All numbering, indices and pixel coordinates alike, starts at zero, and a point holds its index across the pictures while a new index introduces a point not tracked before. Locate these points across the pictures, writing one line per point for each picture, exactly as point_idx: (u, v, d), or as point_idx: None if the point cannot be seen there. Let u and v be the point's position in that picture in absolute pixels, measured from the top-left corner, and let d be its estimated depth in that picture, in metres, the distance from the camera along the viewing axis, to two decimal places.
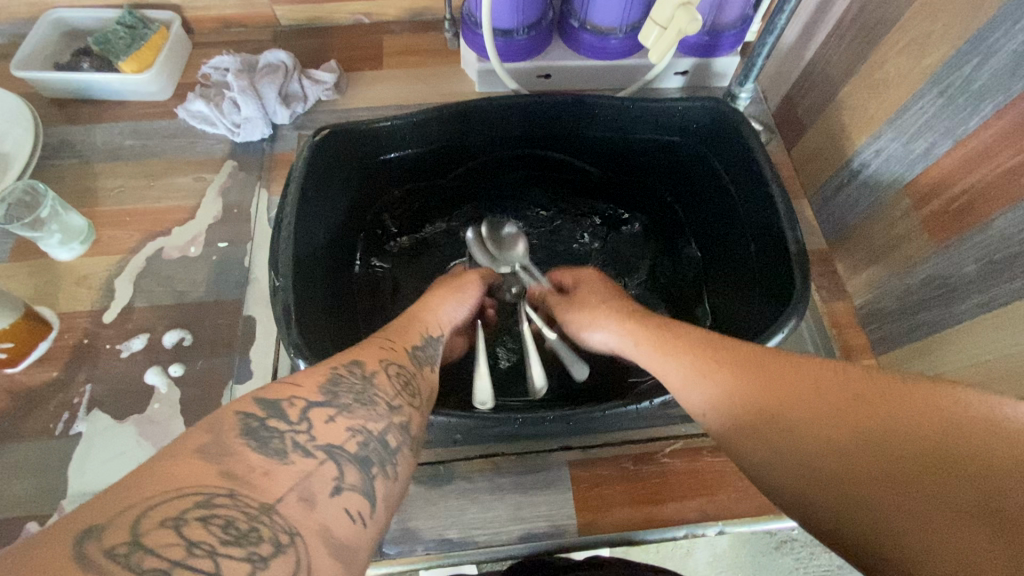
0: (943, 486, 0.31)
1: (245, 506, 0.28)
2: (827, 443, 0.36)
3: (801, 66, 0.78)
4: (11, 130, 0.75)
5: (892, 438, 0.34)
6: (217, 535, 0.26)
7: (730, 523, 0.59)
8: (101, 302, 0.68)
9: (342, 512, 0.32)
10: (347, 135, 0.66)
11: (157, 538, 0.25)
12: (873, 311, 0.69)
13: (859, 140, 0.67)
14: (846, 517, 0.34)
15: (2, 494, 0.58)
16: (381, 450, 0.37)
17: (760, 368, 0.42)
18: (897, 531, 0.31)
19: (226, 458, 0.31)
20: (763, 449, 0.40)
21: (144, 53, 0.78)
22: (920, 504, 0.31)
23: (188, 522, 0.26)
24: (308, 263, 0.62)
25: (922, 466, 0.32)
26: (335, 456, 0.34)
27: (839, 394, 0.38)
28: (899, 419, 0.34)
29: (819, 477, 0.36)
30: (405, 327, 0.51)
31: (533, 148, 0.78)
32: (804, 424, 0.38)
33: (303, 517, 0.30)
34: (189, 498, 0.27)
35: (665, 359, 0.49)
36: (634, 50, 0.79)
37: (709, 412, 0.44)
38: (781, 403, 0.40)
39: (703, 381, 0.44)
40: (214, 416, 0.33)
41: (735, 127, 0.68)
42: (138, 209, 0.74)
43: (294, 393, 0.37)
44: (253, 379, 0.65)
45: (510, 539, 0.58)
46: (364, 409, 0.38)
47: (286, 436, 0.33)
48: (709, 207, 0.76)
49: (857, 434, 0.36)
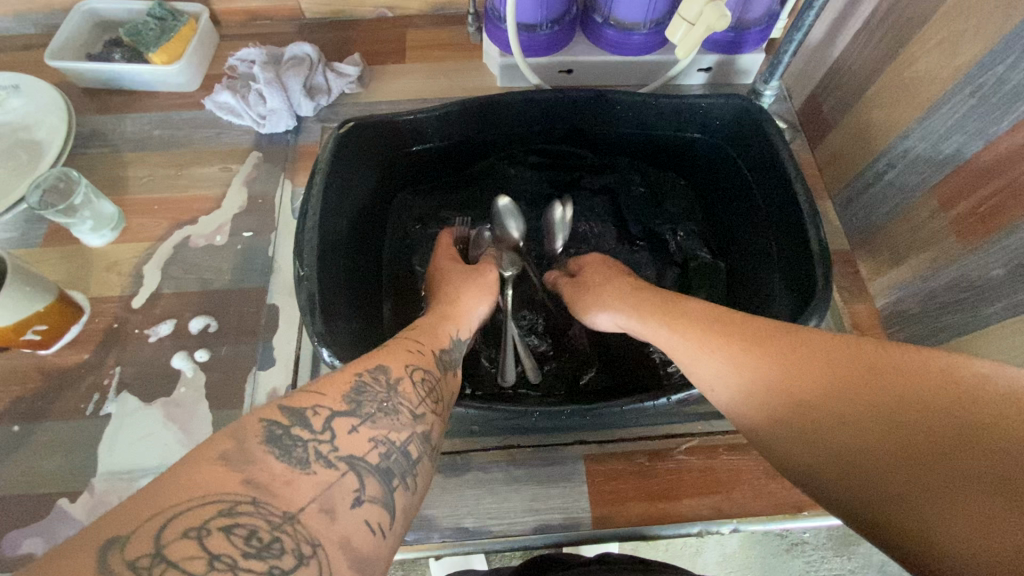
0: (958, 454, 0.32)
1: (268, 515, 0.30)
2: (839, 418, 0.37)
3: (828, 63, 0.77)
4: (45, 119, 0.77)
5: (906, 410, 0.35)
6: (239, 547, 0.28)
7: (745, 521, 0.60)
8: (130, 288, 0.70)
9: (364, 524, 0.34)
10: (369, 128, 0.67)
11: (179, 550, 0.27)
12: (896, 313, 0.69)
13: (886, 139, 0.66)
14: (860, 490, 0.35)
15: (35, 471, 0.60)
16: (402, 461, 0.38)
17: (768, 344, 0.43)
18: (914, 500, 0.32)
19: (249, 465, 0.32)
20: (777, 425, 0.41)
21: (173, 45, 0.79)
22: (933, 476, 0.32)
23: (210, 531, 0.28)
24: (333, 253, 0.62)
25: (937, 435, 0.33)
26: (358, 468, 0.35)
27: (850, 367, 0.38)
28: (915, 390, 0.35)
29: (832, 452, 0.37)
30: (433, 329, 0.53)
31: (554, 142, 0.78)
32: (816, 399, 0.39)
33: (325, 527, 0.32)
34: (212, 506, 0.29)
35: (676, 334, 0.49)
36: (657, 46, 0.78)
37: (719, 388, 0.45)
38: (793, 379, 0.40)
39: (714, 358, 0.45)
40: (239, 423, 0.34)
41: (759, 125, 0.67)
42: (166, 198, 0.76)
43: (318, 402, 0.37)
44: (276, 365, 0.66)
45: (525, 530, 0.59)
46: (387, 419, 0.39)
47: (310, 446, 0.35)
48: (730, 204, 0.76)
49: (870, 407, 0.36)
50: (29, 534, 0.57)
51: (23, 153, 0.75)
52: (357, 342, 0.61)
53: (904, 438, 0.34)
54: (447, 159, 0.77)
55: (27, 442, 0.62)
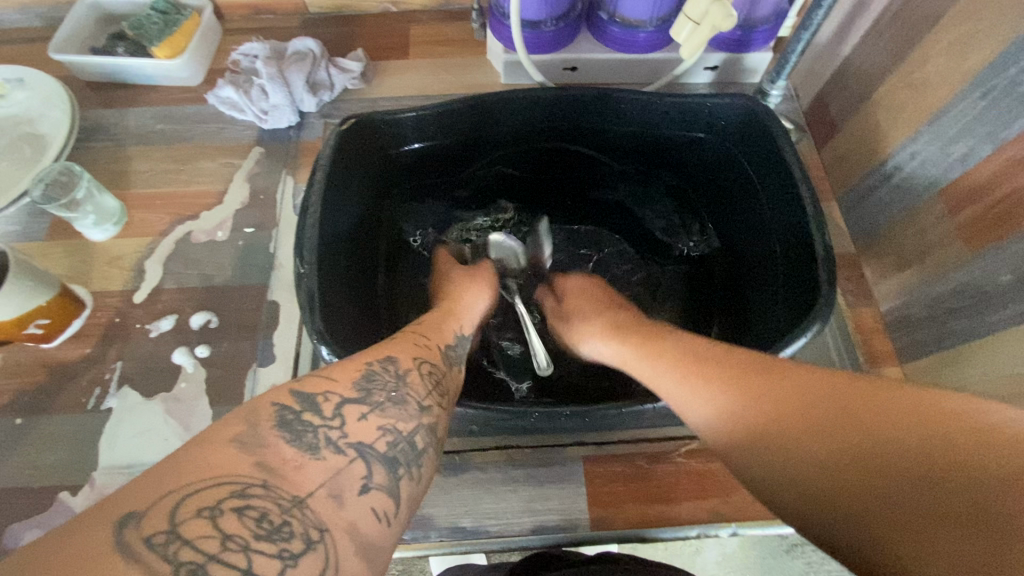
0: (940, 492, 0.30)
1: (277, 497, 0.30)
2: (819, 459, 0.36)
3: (836, 63, 0.76)
4: (49, 113, 0.77)
5: (884, 451, 0.33)
6: (251, 528, 0.28)
7: (743, 525, 0.59)
8: (132, 283, 0.70)
9: (369, 511, 0.33)
10: (370, 125, 0.66)
11: (192, 529, 0.27)
12: (900, 317, 0.68)
13: (894, 142, 0.65)
14: (846, 537, 0.33)
15: (37, 463, 0.61)
16: (409, 450, 0.38)
17: (745, 377, 0.42)
18: (898, 549, 0.30)
19: (261, 448, 0.32)
20: (757, 465, 0.39)
21: (177, 38, 0.79)
22: (916, 518, 0.30)
23: (223, 511, 0.28)
24: (333, 250, 0.62)
25: (918, 479, 0.31)
26: (365, 455, 0.35)
27: (826, 404, 0.37)
28: (890, 430, 0.34)
29: (814, 497, 0.35)
30: (440, 325, 0.53)
31: (556, 140, 0.77)
32: (795, 439, 0.37)
33: (332, 512, 0.31)
34: (225, 487, 0.29)
35: (657, 364, 0.49)
36: (662, 44, 0.77)
37: (702, 427, 0.44)
38: (770, 420, 0.39)
39: (693, 393, 0.44)
40: (250, 406, 0.34)
41: (765, 124, 0.66)
42: (168, 193, 0.76)
43: (329, 388, 0.38)
44: (276, 362, 0.66)
45: (522, 530, 0.59)
46: (395, 409, 0.39)
47: (320, 431, 0.35)
48: (734, 205, 0.75)
49: (848, 448, 0.35)
50: (31, 526, 0.58)
51: (26, 147, 0.75)
52: (357, 340, 0.61)
53: (885, 479, 0.32)
54: (448, 158, 0.76)
55: (30, 435, 0.62)
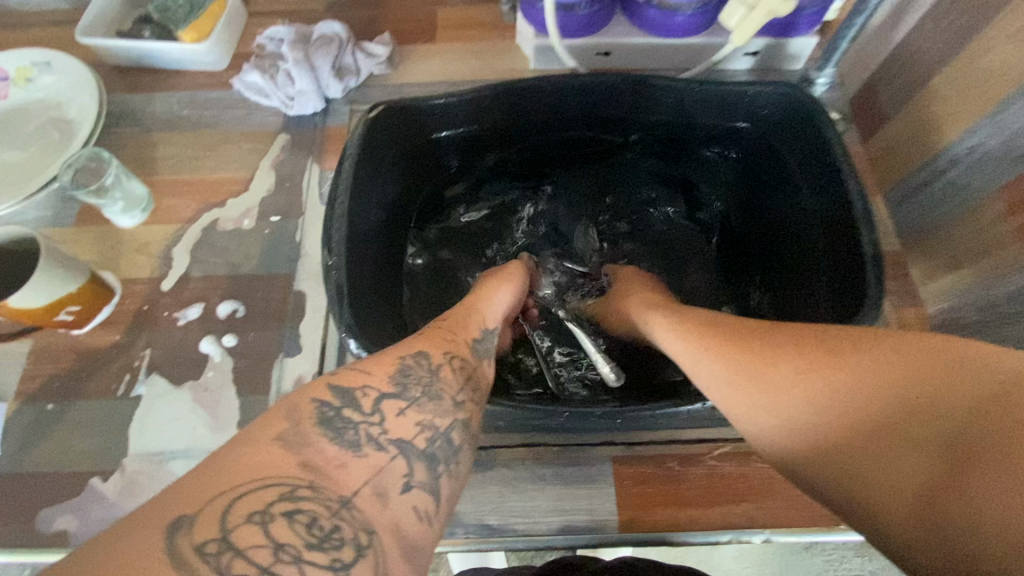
0: (909, 426, 0.35)
1: (326, 501, 0.29)
2: (813, 403, 0.39)
3: (888, 49, 0.71)
4: (76, 97, 0.76)
5: (866, 393, 0.37)
6: (303, 536, 0.27)
7: (777, 531, 0.57)
8: (159, 270, 0.70)
9: (411, 510, 0.33)
10: (399, 114, 0.65)
11: (245, 536, 0.26)
12: (949, 320, 0.65)
13: (949, 134, 0.61)
14: (831, 472, 0.38)
15: (69, 449, 0.61)
16: (447, 447, 0.37)
17: (750, 341, 0.43)
18: (874, 475, 0.35)
19: (305, 449, 0.31)
20: (756, 415, 0.42)
21: (204, 22, 0.78)
22: (891, 449, 0.35)
23: (273, 517, 0.27)
24: (361, 242, 0.61)
25: (901, 420, 0.35)
26: (406, 451, 0.34)
27: (817, 352, 0.40)
28: (881, 377, 0.37)
29: (807, 437, 0.39)
30: (464, 319, 0.51)
31: (588, 130, 0.75)
32: (794, 391, 0.39)
33: (377, 512, 0.31)
34: (273, 489, 0.28)
35: (678, 339, 0.50)
36: (701, 28, 0.74)
37: (708, 386, 0.45)
38: (770, 375, 0.41)
39: (706, 360, 0.46)
40: (290, 402, 0.34)
41: (811, 115, 0.63)
42: (195, 179, 0.75)
43: (366, 382, 0.37)
44: (302, 353, 0.65)
45: (549, 529, 0.58)
46: (432, 404, 0.38)
47: (361, 427, 0.34)
48: (773, 199, 0.73)
49: (835, 391, 0.38)
50: (63, 511, 0.59)
51: (55, 132, 0.75)
52: (387, 334, 0.60)
53: (874, 421, 0.36)
54: (477, 148, 0.74)
55: (62, 420, 0.63)
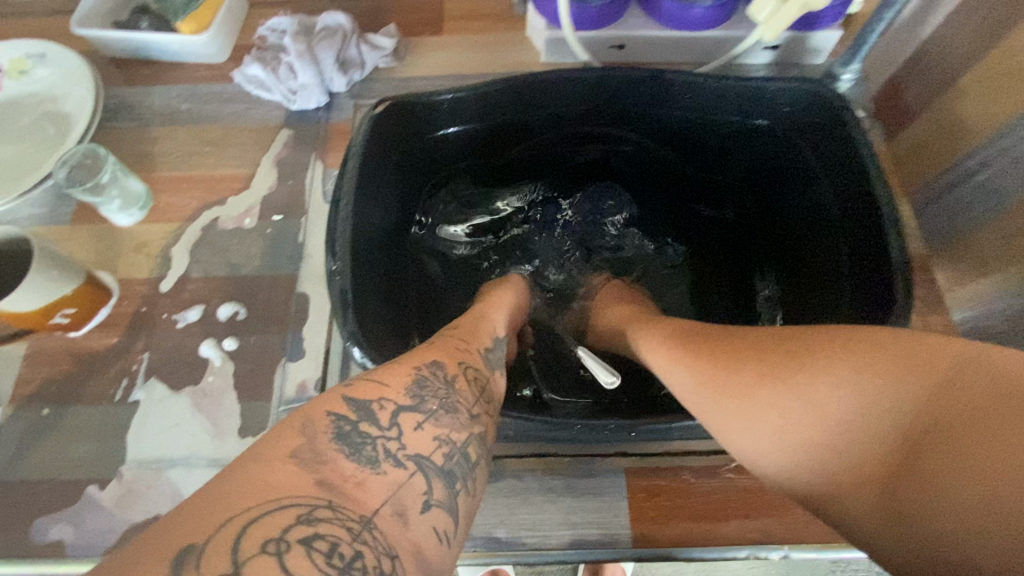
0: (868, 421, 0.34)
1: (346, 520, 0.27)
2: (775, 406, 0.37)
3: (915, 44, 0.68)
4: (72, 90, 0.74)
5: (825, 393, 0.35)
6: (320, 565, 0.25)
7: (796, 547, 0.55)
8: (159, 270, 0.68)
9: (431, 531, 0.30)
10: (405, 109, 0.62)
11: (256, 568, 0.23)
12: (976, 328, 0.62)
13: (979, 135, 0.58)
14: (798, 474, 0.36)
15: (67, 455, 0.60)
16: (464, 463, 0.34)
17: (714, 346, 0.42)
18: (843, 474, 0.34)
19: (321, 466, 0.29)
20: (720, 422, 0.40)
21: (204, 12, 0.75)
22: (855, 446, 0.34)
23: (290, 545, 0.25)
24: (365, 244, 0.59)
25: (860, 416, 0.34)
26: (424, 468, 0.32)
27: (775, 354, 0.38)
28: (837, 374, 0.35)
29: (771, 440, 0.37)
30: (475, 328, 0.49)
31: (601, 126, 0.72)
32: (756, 394, 0.38)
33: (399, 533, 0.28)
34: (290, 511, 0.26)
35: (648, 345, 0.48)
36: (719, 21, 0.71)
37: (677, 390, 0.43)
38: (731, 379, 0.39)
39: (674, 367, 0.44)
40: (305, 415, 0.31)
41: (836, 113, 0.60)
42: (195, 176, 0.73)
43: (382, 394, 0.34)
44: (306, 357, 0.63)
45: (560, 543, 0.56)
46: (448, 418, 0.35)
47: (378, 442, 0.31)
48: (790, 201, 0.71)
49: (796, 393, 0.36)
50: (60, 520, 0.57)
51: (50, 126, 0.73)
52: (392, 342, 0.58)
53: (836, 421, 0.35)
54: (485, 144, 0.72)
55: (59, 426, 0.61)
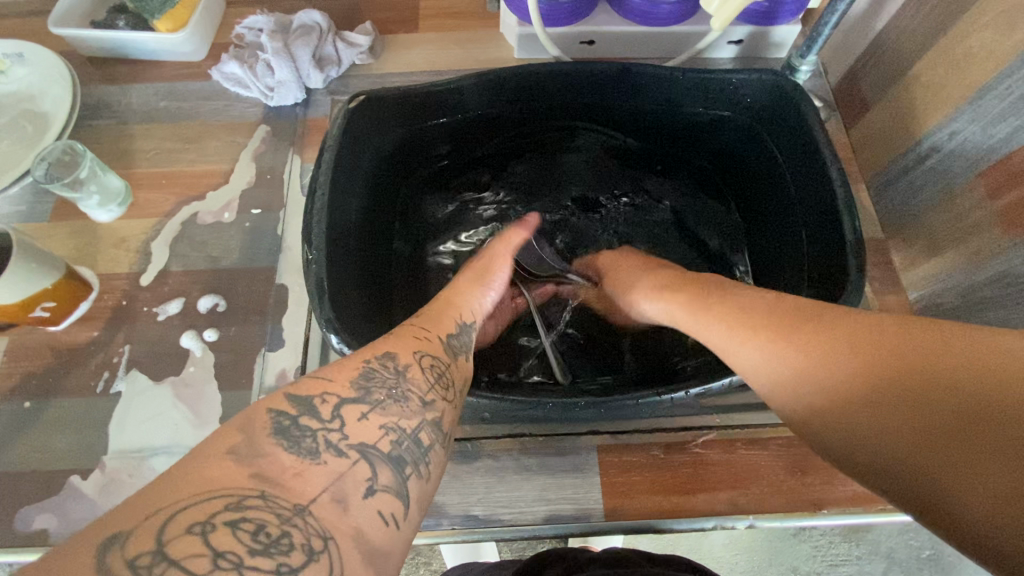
0: (987, 421, 0.32)
1: (277, 508, 0.28)
2: (879, 393, 0.36)
3: (870, 36, 0.71)
4: (49, 90, 0.75)
5: (942, 390, 0.33)
6: (246, 543, 0.26)
7: (761, 516, 0.58)
8: (138, 265, 0.69)
9: (376, 516, 0.31)
10: (379, 101, 0.63)
11: (181, 547, 0.25)
12: (929, 305, 0.65)
13: (929, 121, 0.61)
14: (901, 471, 0.34)
15: (47, 448, 0.61)
16: (414, 448, 0.35)
17: (801, 326, 0.41)
18: (942, 466, 0.32)
19: (258, 459, 0.30)
20: (813, 409, 0.39)
21: (179, 11, 0.76)
22: (967, 447, 0.31)
23: (215, 526, 0.26)
24: (341, 236, 0.60)
25: (957, 413, 0.32)
26: (369, 456, 0.33)
27: (891, 345, 0.37)
28: (957, 374, 0.33)
29: (869, 429, 0.35)
30: (440, 314, 0.50)
31: (571, 119, 0.74)
32: (852, 376, 0.37)
33: (337, 519, 0.29)
34: (217, 501, 0.27)
35: (707, 320, 0.48)
36: (684, 16, 0.73)
37: (746, 367, 0.44)
38: (820, 365, 0.39)
39: (742, 342, 0.44)
40: (247, 415, 0.32)
41: (793, 102, 0.63)
42: (174, 171, 0.74)
43: (326, 388, 0.35)
44: (285, 347, 0.65)
45: (535, 519, 0.58)
46: (397, 407, 0.36)
47: (319, 435, 0.32)
48: (756, 185, 0.73)
49: (910, 385, 0.35)
50: (41, 510, 0.58)
51: (29, 125, 0.74)
52: (368, 329, 0.60)
53: (941, 408, 0.33)
54: (459, 136, 0.73)
55: (41, 419, 0.62)
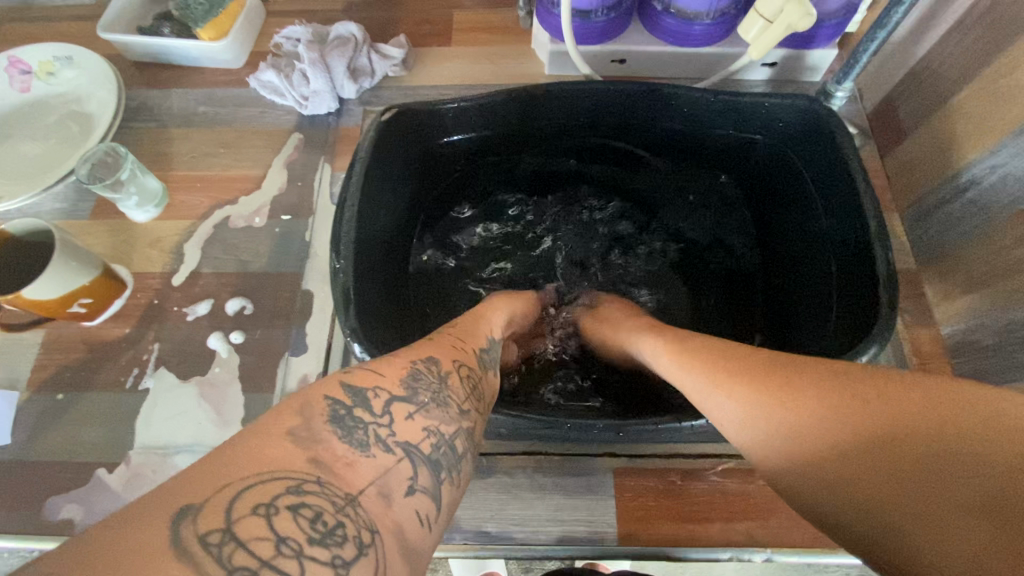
0: (942, 475, 0.32)
1: (332, 496, 0.28)
2: (843, 446, 0.36)
3: (909, 64, 0.70)
4: (94, 92, 0.78)
5: (901, 445, 0.34)
6: (305, 530, 0.26)
7: (778, 551, 0.56)
8: (171, 265, 0.71)
9: (414, 515, 0.31)
10: (412, 114, 0.65)
11: (248, 529, 0.25)
12: (963, 341, 0.63)
13: (969, 153, 0.60)
14: (865, 527, 0.34)
15: (76, 440, 0.63)
16: (450, 454, 0.35)
17: (764, 379, 0.41)
18: (903, 523, 0.32)
19: (315, 445, 0.30)
20: (783, 462, 0.39)
21: (223, 20, 0.79)
22: (926, 503, 0.32)
23: (278, 510, 0.26)
24: (368, 246, 0.61)
25: (919, 464, 0.33)
26: (412, 456, 0.33)
27: (850, 396, 0.37)
28: (912, 425, 0.34)
29: (835, 481, 0.36)
30: (473, 327, 0.51)
31: (602, 136, 0.74)
32: (815, 430, 0.37)
33: (382, 512, 0.29)
34: (280, 482, 0.27)
35: (685, 365, 0.47)
36: (719, 37, 0.73)
37: (722, 421, 0.43)
38: (787, 420, 0.38)
39: (716, 393, 0.43)
40: (305, 398, 0.32)
41: (827, 129, 0.62)
42: (209, 175, 0.76)
43: (378, 382, 0.35)
44: (308, 352, 0.66)
45: (548, 539, 0.57)
46: (439, 411, 0.36)
47: (370, 428, 0.32)
48: (786, 211, 0.72)
49: (870, 439, 0.35)
50: (69, 500, 0.60)
51: (74, 125, 0.77)
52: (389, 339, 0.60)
53: (901, 463, 0.34)
54: (489, 149, 0.74)
55: (72, 411, 0.64)
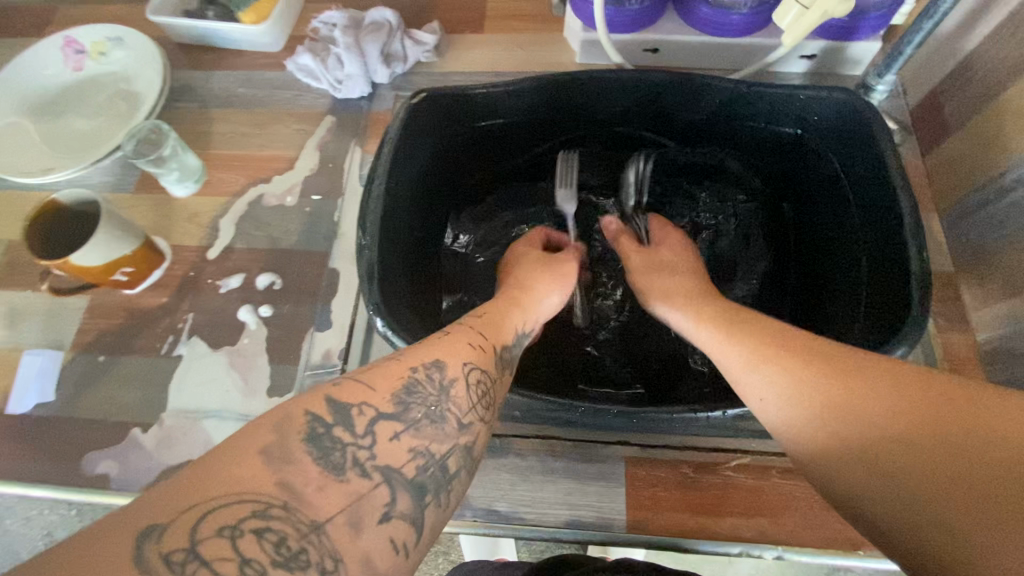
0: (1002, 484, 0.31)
1: (297, 522, 0.29)
2: (896, 439, 0.35)
3: (957, 58, 0.67)
4: (143, 71, 0.81)
5: (960, 449, 0.33)
6: (268, 554, 0.27)
7: (790, 549, 0.55)
8: (207, 239, 0.74)
9: (388, 543, 0.31)
10: (443, 99, 0.65)
11: (212, 549, 0.26)
12: (998, 348, 0.61)
13: (1017, 152, 0.57)
14: (903, 519, 0.34)
15: (113, 401, 0.66)
16: (439, 475, 0.36)
17: (827, 364, 0.41)
18: (946, 520, 0.32)
19: (287, 466, 0.30)
20: (826, 447, 0.39)
21: (263, 6, 0.81)
22: (977, 507, 0.31)
23: (242, 533, 0.27)
24: (395, 226, 0.62)
25: (977, 467, 0.32)
26: (392, 480, 0.33)
27: (917, 395, 0.36)
28: (980, 432, 0.33)
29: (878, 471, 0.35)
30: (501, 320, 0.51)
31: (632, 127, 0.74)
32: (864, 417, 0.37)
33: (349, 542, 0.29)
34: (244, 506, 0.28)
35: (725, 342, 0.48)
36: (755, 28, 0.71)
37: (765, 403, 0.43)
38: (838, 407, 0.39)
39: (761, 370, 0.44)
40: (284, 414, 0.32)
41: (866, 123, 0.60)
42: (245, 155, 0.79)
43: (365, 399, 0.35)
44: (332, 328, 0.68)
45: (556, 522, 0.58)
46: (432, 429, 0.37)
47: (348, 450, 0.32)
48: (822, 206, 0.70)
49: (928, 436, 0.34)
50: (106, 456, 0.63)
51: (123, 103, 0.81)
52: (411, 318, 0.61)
53: (956, 464, 0.33)
54: (518, 137, 0.74)
55: (112, 372, 0.68)
